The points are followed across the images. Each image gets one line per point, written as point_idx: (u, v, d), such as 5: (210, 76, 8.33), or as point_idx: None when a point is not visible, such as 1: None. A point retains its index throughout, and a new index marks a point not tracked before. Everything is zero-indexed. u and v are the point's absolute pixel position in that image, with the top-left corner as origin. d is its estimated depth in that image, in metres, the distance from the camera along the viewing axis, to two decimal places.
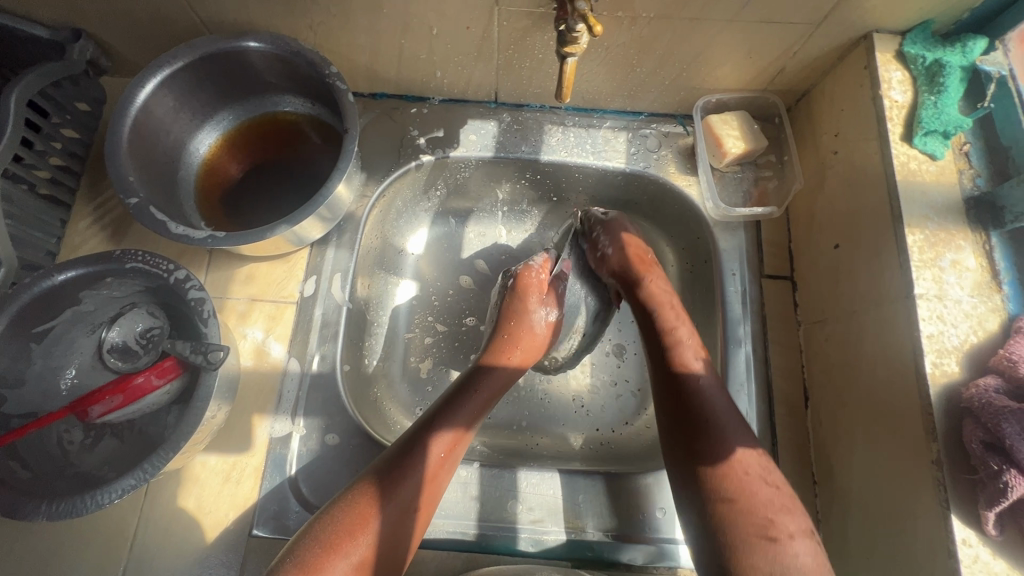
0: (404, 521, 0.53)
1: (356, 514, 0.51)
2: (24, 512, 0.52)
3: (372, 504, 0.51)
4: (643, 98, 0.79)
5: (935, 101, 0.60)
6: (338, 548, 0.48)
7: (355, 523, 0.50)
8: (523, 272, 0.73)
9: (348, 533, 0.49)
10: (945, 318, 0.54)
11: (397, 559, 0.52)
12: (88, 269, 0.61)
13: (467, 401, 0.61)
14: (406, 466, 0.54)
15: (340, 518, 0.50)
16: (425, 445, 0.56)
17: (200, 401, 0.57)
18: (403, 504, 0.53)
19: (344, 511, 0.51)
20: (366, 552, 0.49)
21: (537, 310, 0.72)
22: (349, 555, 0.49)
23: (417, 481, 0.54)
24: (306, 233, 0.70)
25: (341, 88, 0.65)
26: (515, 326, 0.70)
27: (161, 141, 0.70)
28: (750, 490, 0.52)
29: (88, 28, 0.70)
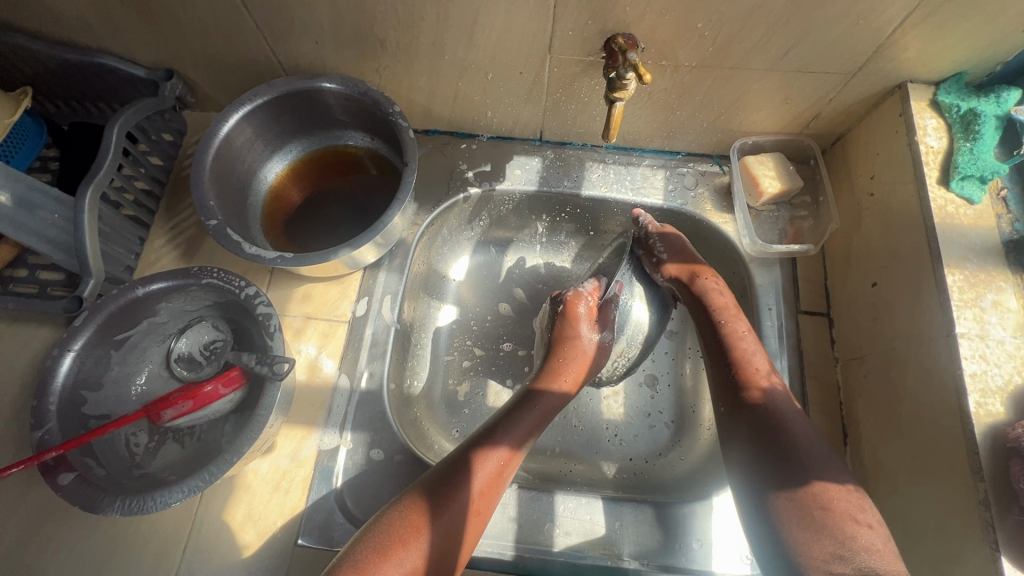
0: (456, 532, 0.54)
1: (411, 522, 0.53)
2: (100, 507, 0.56)
3: (424, 515, 0.54)
4: (682, 139, 0.83)
5: (970, 147, 0.63)
6: (394, 549, 0.51)
7: (409, 528, 0.52)
8: (572, 299, 0.72)
9: (402, 539, 0.52)
10: (988, 358, 0.55)
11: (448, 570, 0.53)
12: (169, 283, 0.66)
13: (519, 419, 0.63)
14: (458, 477, 0.57)
15: (393, 526, 0.53)
16: (480, 457, 0.59)
17: (263, 410, 0.61)
18: (452, 516, 0.54)
19: (397, 519, 0.53)
20: (419, 560, 0.51)
21: (589, 335, 0.71)
22: (403, 562, 0.50)
23: (469, 493, 0.56)
24: (362, 257, 0.75)
25: (403, 125, 0.71)
26: (568, 348, 0.70)
27: (237, 170, 0.76)
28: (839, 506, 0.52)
29: (179, 69, 0.78)
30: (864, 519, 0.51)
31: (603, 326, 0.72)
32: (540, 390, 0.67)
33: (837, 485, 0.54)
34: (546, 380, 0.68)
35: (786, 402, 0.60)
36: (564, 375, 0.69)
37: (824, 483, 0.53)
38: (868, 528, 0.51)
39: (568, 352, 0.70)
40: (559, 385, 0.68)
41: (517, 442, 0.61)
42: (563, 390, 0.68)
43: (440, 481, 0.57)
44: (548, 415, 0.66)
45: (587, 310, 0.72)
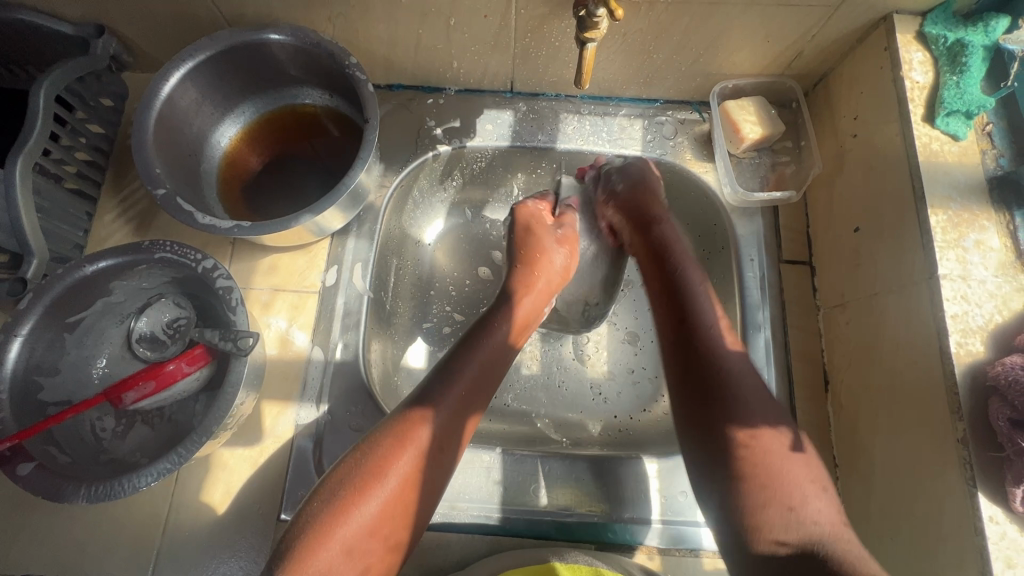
0: (438, 455, 0.53)
1: (396, 440, 0.51)
2: (64, 495, 0.53)
3: (411, 430, 0.52)
4: (660, 85, 0.79)
5: (957, 81, 0.60)
6: (379, 472, 0.49)
7: (392, 449, 0.51)
8: (520, 204, 0.75)
9: (389, 457, 0.50)
10: (969, 299, 0.54)
11: (431, 496, 0.52)
12: (118, 259, 0.62)
13: (481, 348, 0.60)
14: (431, 409, 0.54)
15: (382, 443, 0.51)
16: (454, 383, 0.56)
17: (230, 386, 0.58)
18: (433, 434, 0.53)
19: (386, 438, 0.52)
20: (406, 475, 0.50)
21: (554, 251, 0.71)
22: (390, 483, 0.49)
23: (447, 414, 0.54)
24: (328, 223, 0.71)
25: (360, 78, 0.66)
26: (534, 258, 0.69)
27: (185, 134, 0.71)
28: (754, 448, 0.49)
29: (111, 24, 0.71)
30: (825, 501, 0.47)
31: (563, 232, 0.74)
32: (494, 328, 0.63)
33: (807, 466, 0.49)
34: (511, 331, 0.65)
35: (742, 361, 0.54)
36: (534, 287, 0.68)
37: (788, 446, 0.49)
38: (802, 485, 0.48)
39: (537, 260, 0.69)
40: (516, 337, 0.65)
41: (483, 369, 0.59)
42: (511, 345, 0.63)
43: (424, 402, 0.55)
44: (499, 360, 0.61)
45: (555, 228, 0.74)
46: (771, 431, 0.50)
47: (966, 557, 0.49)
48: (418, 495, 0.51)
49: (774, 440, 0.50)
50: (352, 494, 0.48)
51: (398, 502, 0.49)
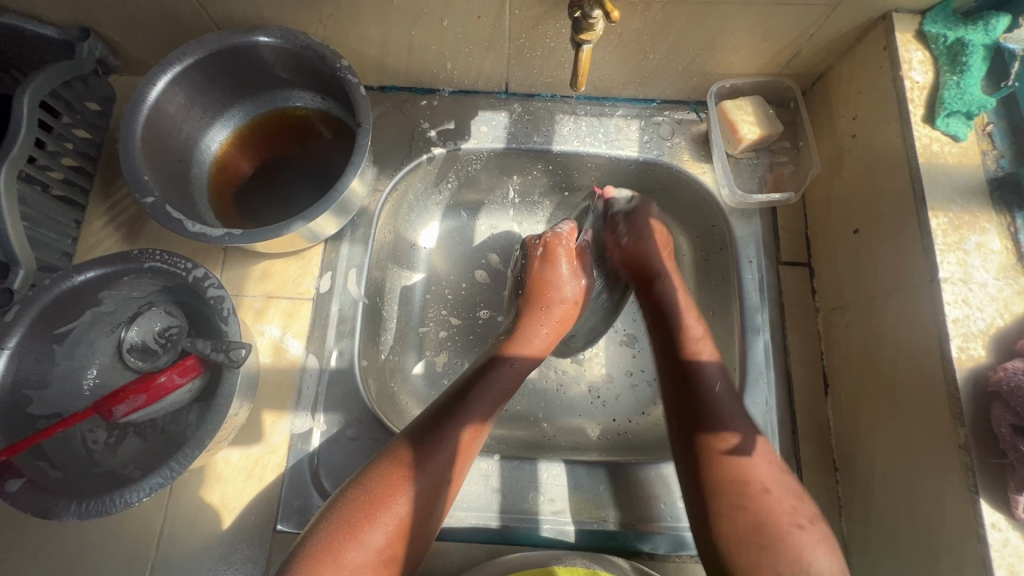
0: (433, 495, 0.53)
1: (389, 484, 0.51)
2: (55, 512, 0.52)
3: (406, 471, 0.52)
4: (656, 85, 0.78)
5: (958, 81, 0.59)
6: (374, 513, 0.50)
7: (387, 492, 0.51)
8: (551, 240, 0.75)
9: (381, 496, 0.51)
10: (971, 302, 0.53)
11: (425, 538, 0.52)
12: (106, 269, 0.61)
13: (491, 383, 0.61)
14: (428, 454, 0.54)
15: (375, 484, 0.52)
16: (457, 420, 0.57)
17: (223, 398, 0.57)
18: (428, 477, 0.53)
19: (381, 479, 0.52)
20: (400, 516, 0.50)
21: (569, 276, 0.74)
22: (381, 524, 0.50)
23: (447, 452, 0.54)
24: (321, 229, 0.70)
25: (352, 81, 0.65)
26: (549, 295, 0.72)
27: (174, 139, 0.69)
28: (757, 482, 0.52)
29: (96, 27, 0.70)
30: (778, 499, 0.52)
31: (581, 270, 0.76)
32: (510, 353, 0.65)
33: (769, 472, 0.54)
34: (513, 349, 0.66)
35: (722, 378, 0.60)
36: (550, 320, 0.71)
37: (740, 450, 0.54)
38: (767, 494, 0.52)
39: (546, 292, 0.72)
40: (523, 354, 0.66)
41: (488, 405, 0.59)
42: (533, 355, 0.67)
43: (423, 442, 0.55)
44: (516, 383, 0.63)
45: (565, 252, 0.75)
46: (748, 440, 0.55)
47: (969, 564, 0.49)
48: (412, 534, 0.51)
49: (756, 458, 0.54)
50: (342, 535, 0.48)
51: (391, 541, 0.50)
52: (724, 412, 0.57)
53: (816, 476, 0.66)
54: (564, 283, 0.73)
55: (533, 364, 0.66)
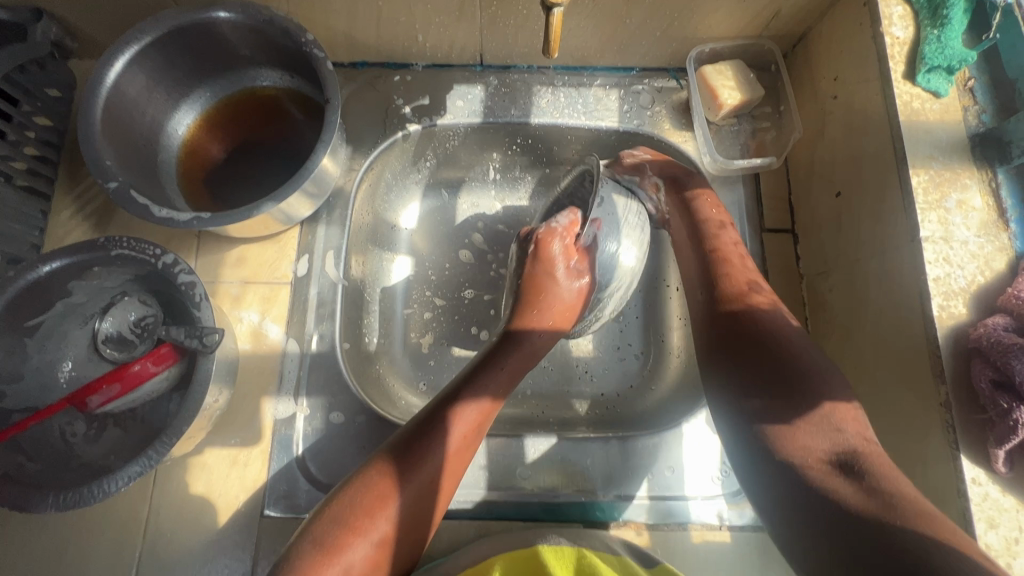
0: (425, 498, 0.51)
1: (383, 485, 0.50)
2: (32, 505, 0.52)
3: (403, 470, 0.51)
4: (634, 53, 0.76)
5: (938, 35, 0.57)
6: (372, 511, 0.48)
7: (385, 491, 0.49)
8: (544, 236, 0.66)
9: (379, 498, 0.49)
10: (952, 260, 0.53)
11: (417, 538, 0.51)
12: (72, 258, 0.60)
13: (492, 371, 0.59)
14: (427, 454, 0.52)
15: (372, 485, 0.50)
16: (458, 411, 0.55)
17: (200, 384, 0.56)
18: (427, 472, 0.52)
19: (373, 478, 0.51)
20: (396, 516, 0.49)
21: (565, 277, 0.66)
22: (380, 521, 0.48)
23: (444, 452, 0.53)
24: (295, 210, 0.68)
25: (318, 56, 0.63)
26: (544, 296, 0.65)
27: (137, 123, 0.67)
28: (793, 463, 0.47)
29: (50, 8, 0.67)
30: None
31: (580, 268, 0.67)
32: (523, 330, 0.63)
33: (821, 431, 0.47)
34: (524, 324, 0.64)
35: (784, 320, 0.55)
36: (549, 305, 0.65)
37: (777, 414, 0.49)
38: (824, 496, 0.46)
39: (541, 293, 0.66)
40: (546, 322, 0.65)
41: (498, 388, 0.58)
42: (552, 327, 0.65)
43: (416, 442, 0.53)
44: (524, 366, 0.62)
45: (562, 249, 0.66)
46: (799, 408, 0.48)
47: (950, 520, 0.49)
48: (409, 528, 0.50)
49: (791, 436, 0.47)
50: (342, 533, 0.47)
51: (386, 538, 0.49)
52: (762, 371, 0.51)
53: None
54: (558, 279, 0.66)
55: (547, 342, 0.65)
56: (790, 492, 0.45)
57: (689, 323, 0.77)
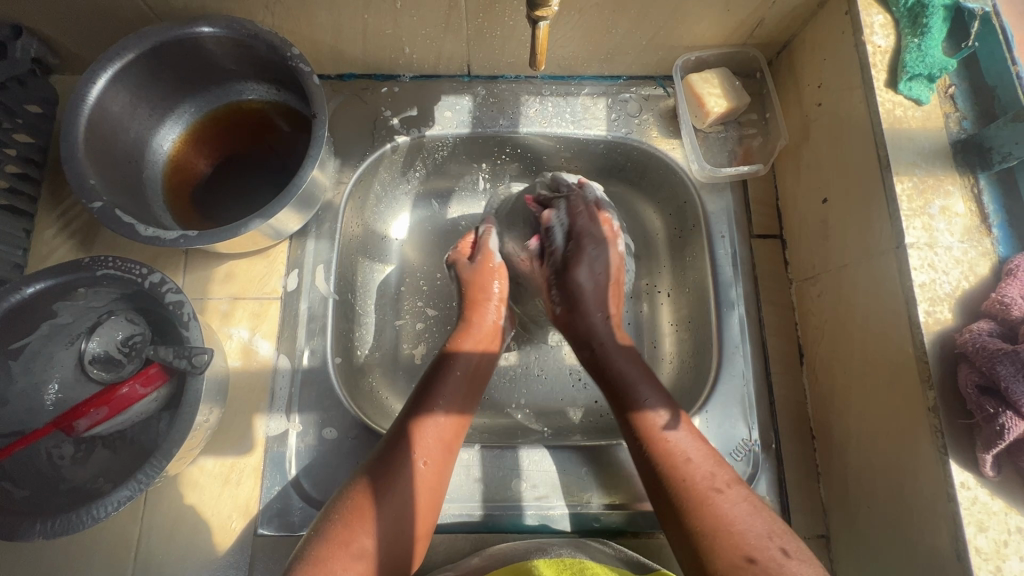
0: (401, 521, 0.52)
1: (352, 522, 0.50)
2: (19, 533, 0.51)
3: (366, 505, 0.51)
4: (621, 61, 0.77)
5: (918, 43, 0.58)
6: (343, 548, 0.48)
7: (352, 526, 0.49)
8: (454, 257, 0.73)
9: (349, 535, 0.49)
10: (936, 267, 0.53)
11: (403, 563, 0.51)
12: (58, 279, 0.59)
13: (450, 374, 0.61)
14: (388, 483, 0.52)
15: (338, 523, 0.50)
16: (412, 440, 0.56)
17: (190, 406, 0.56)
18: (393, 499, 0.52)
19: (348, 504, 0.51)
20: (370, 548, 0.49)
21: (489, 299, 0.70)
22: (354, 556, 0.48)
23: (410, 475, 0.54)
24: (283, 225, 0.68)
25: (304, 70, 0.62)
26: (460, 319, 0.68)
27: (121, 139, 0.66)
28: (681, 460, 0.53)
29: (30, 24, 0.66)
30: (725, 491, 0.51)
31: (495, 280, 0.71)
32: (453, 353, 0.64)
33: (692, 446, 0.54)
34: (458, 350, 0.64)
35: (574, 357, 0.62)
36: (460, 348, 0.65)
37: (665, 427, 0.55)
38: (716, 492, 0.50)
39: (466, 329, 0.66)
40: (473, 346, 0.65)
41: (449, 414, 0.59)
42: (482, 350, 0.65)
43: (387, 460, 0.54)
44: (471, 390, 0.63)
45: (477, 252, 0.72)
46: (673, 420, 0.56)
47: (940, 524, 0.50)
48: (389, 556, 0.50)
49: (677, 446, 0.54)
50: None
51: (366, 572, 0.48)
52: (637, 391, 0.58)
53: (793, 447, 0.67)
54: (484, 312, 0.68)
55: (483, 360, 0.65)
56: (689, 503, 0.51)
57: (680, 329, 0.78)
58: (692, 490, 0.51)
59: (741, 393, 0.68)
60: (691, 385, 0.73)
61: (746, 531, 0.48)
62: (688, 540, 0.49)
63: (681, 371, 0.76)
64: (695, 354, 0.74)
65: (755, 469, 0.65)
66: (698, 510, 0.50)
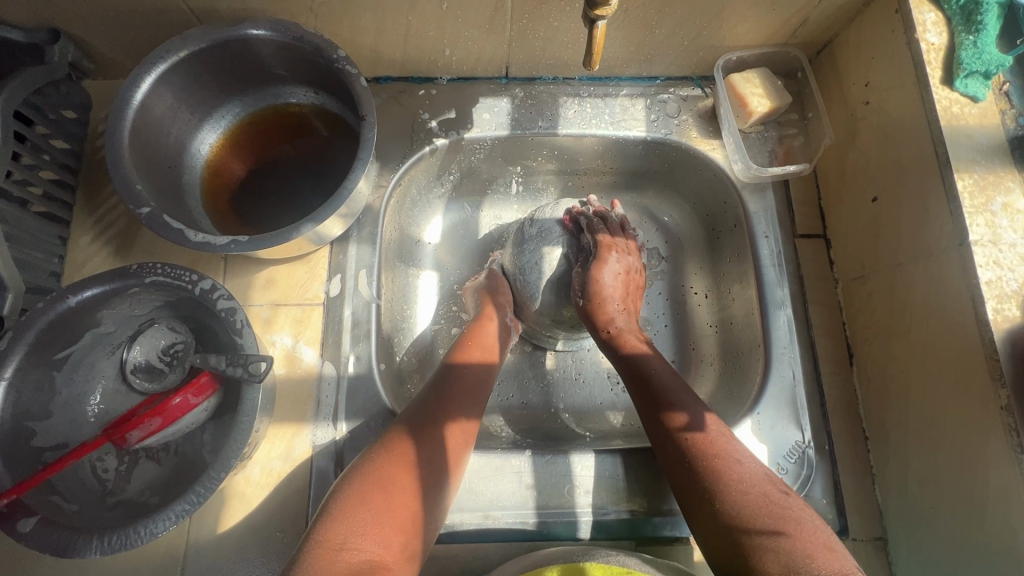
0: (428, 479, 0.54)
1: (382, 474, 0.52)
2: (75, 549, 0.49)
3: (396, 461, 0.53)
4: (660, 62, 0.77)
5: (973, 41, 0.58)
6: (374, 495, 0.50)
7: (380, 479, 0.51)
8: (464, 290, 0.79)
9: (378, 485, 0.51)
10: (1002, 263, 0.53)
11: (430, 521, 0.53)
12: (105, 287, 0.57)
13: (462, 376, 0.63)
14: (413, 445, 0.55)
15: (370, 474, 0.52)
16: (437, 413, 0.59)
17: (245, 416, 0.54)
18: (421, 460, 0.54)
19: (384, 448, 0.55)
20: (400, 500, 0.51)
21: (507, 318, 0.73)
22: (383, 503, 0.50)
23: (436, 440, 0.56)
24: (327, 230, 0.67)
25: (352, 73, 0.62)
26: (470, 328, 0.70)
27: (162, 144, 0.65)
28: (713, 456, 0.53)
29: (68, 28, 0.65)
30: (771, 492, 0.51)
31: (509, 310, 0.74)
32: (457, 363, 0.65)
33: (730, 446, 0.54)
34: (466, 354, 0.66)
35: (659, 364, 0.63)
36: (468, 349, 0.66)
37: (696, 429, 0.55)
38: (757, 490, 0.50)
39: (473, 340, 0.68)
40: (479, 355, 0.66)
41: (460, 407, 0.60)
42: (486, 358, 0.66)
43: (422, 418, 0.58)
44: (484, 387, 0.64)
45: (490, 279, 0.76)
46: (698, 418, 0.56)
47: (1018, 524, 0.49)
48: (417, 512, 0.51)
49: (717, 448, 0.54)
50: (344, 520, 0.48)
51: (395, 520, 0.49)
52: (676, 393, 0.59)
53: (848, 448, 0.66)
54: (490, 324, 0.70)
55: (489, 369, 0.66)
56: (739, 501, 0.50)
57: (722, 330, 0.78)
58: (750, 492, 0.50)
59: (793, 394, 0.67)
60: (738, 387, 0.72)
61: (803, 530, 0.47)
62: (726, 539, 0.49)
63: (727, 373, 0.75)
64: (741, 355, 0.73)
65: (811, 471, 0.64)
66: (785, 527, 0.47)
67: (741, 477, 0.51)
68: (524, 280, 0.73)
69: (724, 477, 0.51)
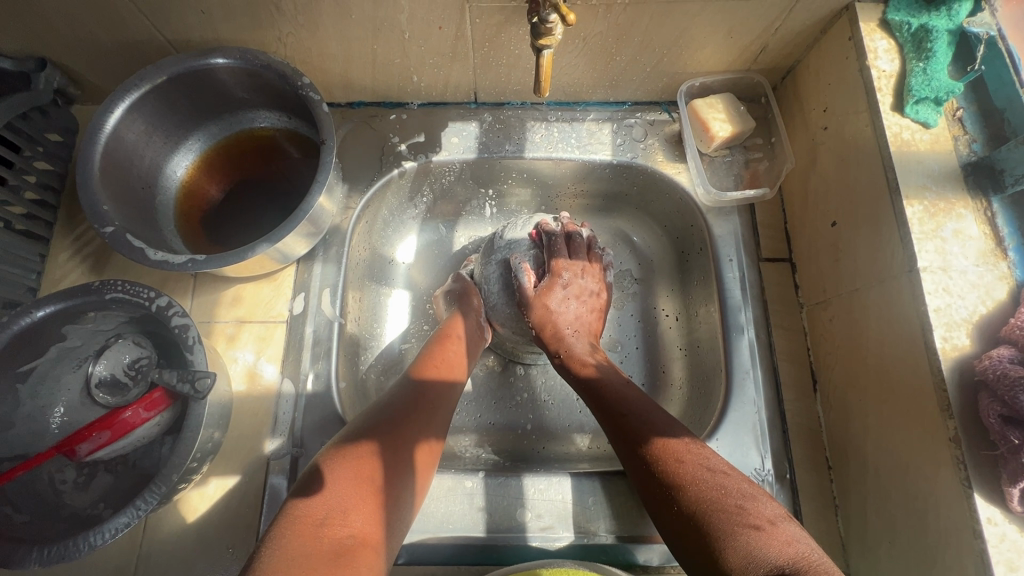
0: (398, 473, 0.53)
1: (355, 461, 0.51)
2: (15, 560, 0.50)
3: (369, 452, 0.53)
4: (626, 87, 0.78)
5: (924, 67, 0.58)
6: (350, 481, 0.50)
7: (355, 465, 0.51)
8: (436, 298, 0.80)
9: (353, 471, 0.51)
10: (952, 291, 0.52)
11: (399, 515, 0.52)
12: (67, 303, 0.59)
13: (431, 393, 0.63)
14: (383, 441, 0.55)
15: (342, 462, 0.51)
16: (412, 416, 0.59)
17: (189, 430, 0.56)
18: (393, 454, 0.54)
19: (357, 439, 0.54)
20: (372, 488, 0.50)
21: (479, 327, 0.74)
22: (355, 489, 0.49)
23: (409, 437, 0.56)
24: (291, 249, 0.68)
25: (314, 99, 0.64)
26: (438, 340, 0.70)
27: (136, 167, 0.68)
28: (674, 463, 0.51)
29: (54, 57, 0.69)
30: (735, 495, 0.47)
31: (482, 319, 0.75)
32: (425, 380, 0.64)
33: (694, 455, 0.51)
34: (436, 370, 0.65)
35: (613, 379, 0.62)
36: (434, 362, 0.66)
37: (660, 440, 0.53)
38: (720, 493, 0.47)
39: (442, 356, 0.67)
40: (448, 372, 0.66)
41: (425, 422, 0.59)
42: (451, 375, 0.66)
43: (397, 416, 0.58)
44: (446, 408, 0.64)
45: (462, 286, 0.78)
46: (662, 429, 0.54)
47: (967, 562, 0.47)
48: (387, 504, 0.51)
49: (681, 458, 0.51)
50: (319, 501, 0.47)
51: (367, 506, 0.49)
52: (640, 409, 0.57)
53: (810, 477, 0.64)
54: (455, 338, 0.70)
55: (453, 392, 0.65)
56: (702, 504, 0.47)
57: (689, 353, 0.77)
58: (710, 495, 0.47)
59: (754, 421, 0.65)
60: (701, 411, 0.71)
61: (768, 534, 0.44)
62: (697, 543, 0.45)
63: (692, 397, 0.74)
64: (705, 379, 0.72)
65: None
66: (741, 527, 0.44)
67: (706, 484, 0.48)
68: (488, 290, 0.75)
69: (690, 484, 0.49)
